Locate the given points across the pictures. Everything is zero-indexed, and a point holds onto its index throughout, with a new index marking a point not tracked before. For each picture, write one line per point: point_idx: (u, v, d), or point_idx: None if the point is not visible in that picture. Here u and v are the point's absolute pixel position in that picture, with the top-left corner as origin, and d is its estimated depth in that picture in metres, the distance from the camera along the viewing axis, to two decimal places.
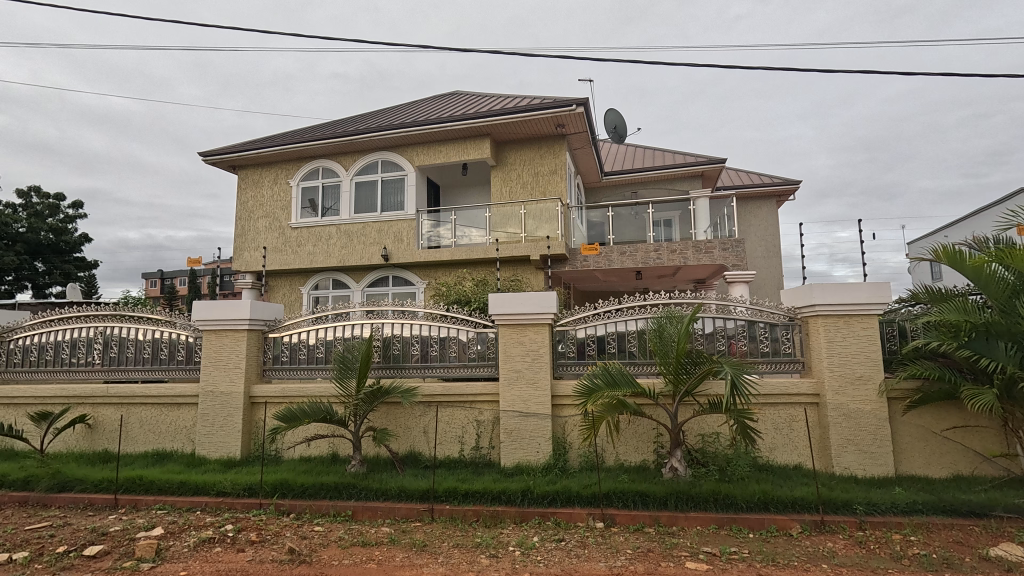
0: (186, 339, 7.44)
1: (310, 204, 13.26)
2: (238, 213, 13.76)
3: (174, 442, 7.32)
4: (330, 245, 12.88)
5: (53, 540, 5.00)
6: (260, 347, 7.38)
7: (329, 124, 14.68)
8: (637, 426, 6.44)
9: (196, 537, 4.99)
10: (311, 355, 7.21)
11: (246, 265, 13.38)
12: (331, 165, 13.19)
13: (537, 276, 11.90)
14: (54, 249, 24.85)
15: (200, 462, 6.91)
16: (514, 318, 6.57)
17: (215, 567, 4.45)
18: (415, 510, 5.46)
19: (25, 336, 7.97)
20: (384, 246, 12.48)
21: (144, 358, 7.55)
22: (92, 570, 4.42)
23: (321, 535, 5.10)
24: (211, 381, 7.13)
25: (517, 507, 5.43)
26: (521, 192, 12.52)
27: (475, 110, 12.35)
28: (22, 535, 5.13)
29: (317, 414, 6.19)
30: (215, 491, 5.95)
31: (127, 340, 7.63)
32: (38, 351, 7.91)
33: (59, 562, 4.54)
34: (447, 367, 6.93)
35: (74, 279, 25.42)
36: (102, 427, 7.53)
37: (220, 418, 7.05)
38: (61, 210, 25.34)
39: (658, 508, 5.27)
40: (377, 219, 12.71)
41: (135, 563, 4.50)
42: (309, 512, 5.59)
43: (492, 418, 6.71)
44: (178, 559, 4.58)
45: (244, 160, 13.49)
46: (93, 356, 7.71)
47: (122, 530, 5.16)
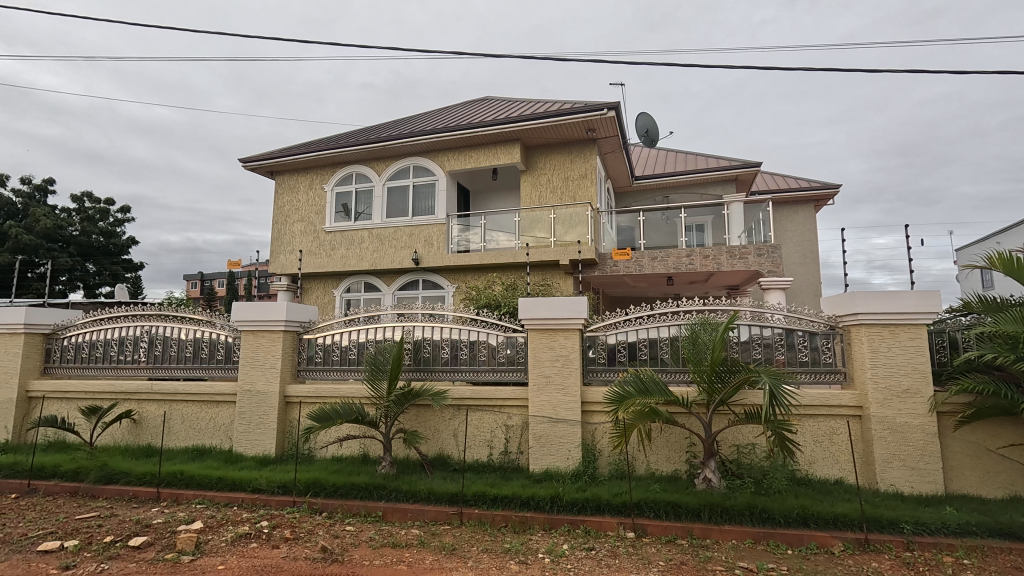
0: (225, 339, 7.70)
1: (343, 209, 13.55)
2: (275, 217, 14.16)
3: (213, 439, 7.55)
4: (363, 249, 13.15)
5: (100, 530, 5.21)
6: (295, 348, 7.55)
7: (363, 130, 15.02)
8: (669, 435, 6.32)
9: (233, 532, 5.13)
10: (343, 356, 7.35)
11: (281, 267, 13.74)
12: (364, 171, 13.44)
13: (566, 281, 11.84)
14: (104, 252, 26.12)
15: (237, 459, 7.10)
16: (544, 323, 6.54)
17: (251, 562, 4.55)
18: (444, 513, 5.48)
19: (77, 333, 8.38)
20: (415, 250, 12.67)
21: (186, 357, 7.84)
22: (137, 560, 4.58)
23: (352, 534, 5.17)
24: (249, 380, 7.34)
25: (546, 514, 5.38)
26: (552, 197, 12.49)
27: (506, 115, 12.40)
28: (71, 524, 5.37)
29: (349, 415, 6.30)
30: (251, 487, 6.13)
31: (170, 339, 7.94)
32: (89, 348, 8.29)
33: (106, 552, 4.72)
34: (476, 372, 6.96)
35: (122, 280, 26.71)
36: (147, 423, 7.84)
37: (256, 417, 7.25)
38: (111, 214, 26.68)
39: (691, 520, 5.14)
40: (408, 223, 12.90)
41: (176, 554, 4.65)
42: (341, 511, 5.68)
43: (521, 423, 6.68)
44: (216, 553, 4.71)
45: (282, 166, 13.90)
46: (139, 354, 8.05)
47: (163, 522, 5.35)
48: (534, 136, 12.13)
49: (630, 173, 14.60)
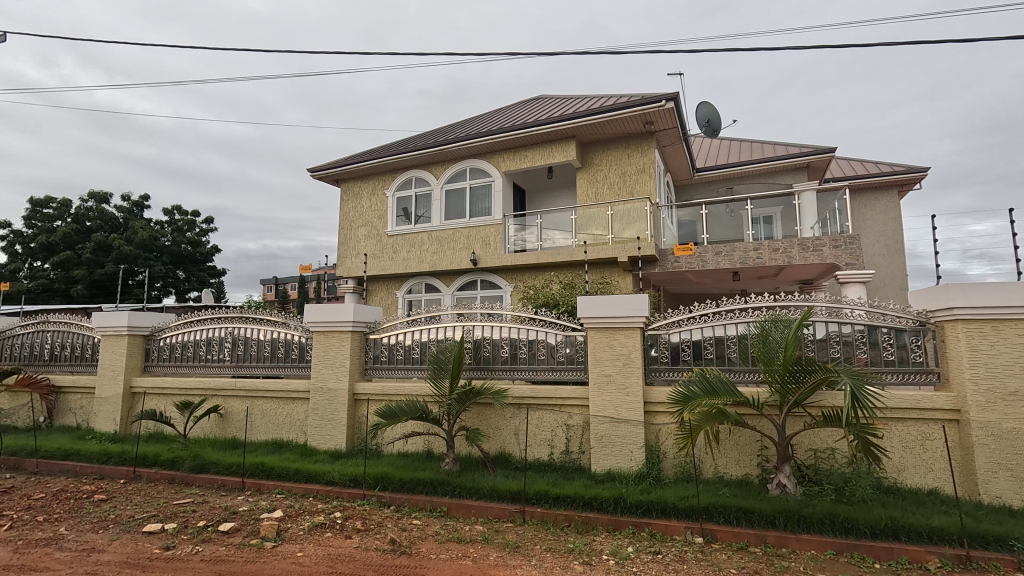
0: (299, 338, 8.18)
1: (404, 213, 13.99)
2: (341, 223, 14.85)
3: (290, 433, 8.04)
4: (423, 251, 13.53)
5: (194, 515, 5.68)
6: (362, 347, 7.89)
7: (421, 135, 15.44)
8: (738, 437, 6.04)
9: (310, 522, 5.43)
10: (407, 355, 7.60)
11: (348, 271, 14.39)
12: (422, 175, 13.81)
13: (625, 279, 11.61)
14: (192, 260, 28.52)
15: (312, 452, 7.52)
16: (604, 322, 6.45)
17: (327, 550, 4.81)
18: (507, 511, 5.53)
19: (171, 334, 9.18)
20: (473, 251, 12.88)
21: (265, 356, 8.40)
22: (226, 543, 4.95)
23: (419, 528, 5.33)
24: (320, 378, 7.74)
25: (610, 515, 5.30)
26: (609, 194, 12.30)
27: (561, 112, 12.32)
28: (171, 508, 5.90)
29: (414, 412, 6.50)
30: (325, 479, 6.46)
31: (250, 339, 8.53)
32: (181, 348, 9.07)
33: (201, 535, 5.14)
34: (535, 371, 6.98)
35: (208, 286, 29.05)
36: (232, 418, 8.46)
37: (328, 413, 7.64)
38: (198, 225, 29.08)
39: (765, 527, 4.89)
40: (466, 225, 13.13)
41: (260, 540, 4.99)
42: (408, 505, 5.88)
43: (582, 423, 6.62)
44: (296, 541, 5.01)
45: (346, 174, 14.55)
46: (224, 353, 8.71)
47: (249, 510, 5.76)
48: (589, 132, 11.98)
49: (690, 165, 14.11)
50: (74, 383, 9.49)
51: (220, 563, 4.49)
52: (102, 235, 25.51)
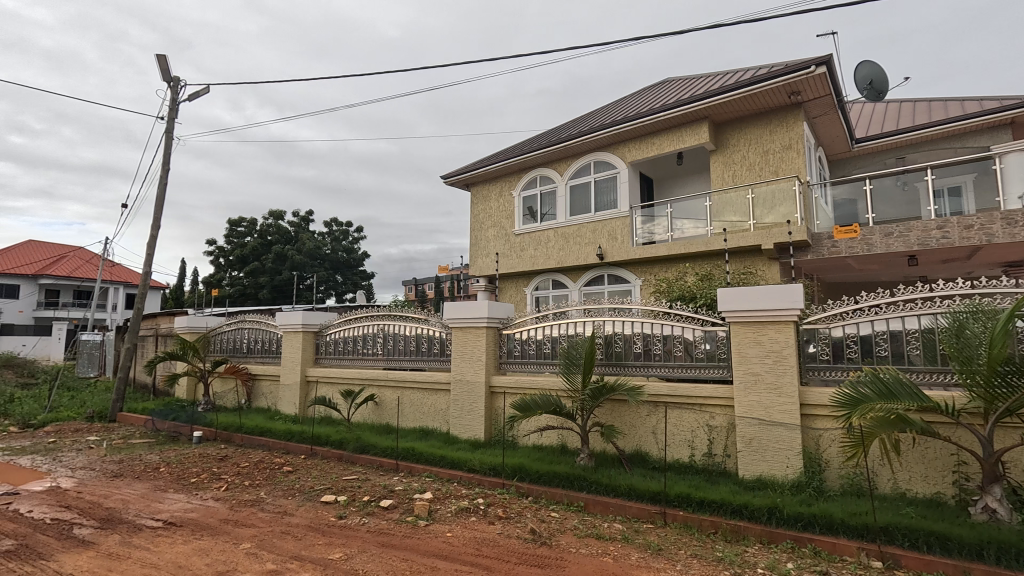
0: (439, 334, 8.84)
1: (530, 211, 14.29)
2: (472, 225, 15.64)
3: (434, 422, 8.68)
4: (549, 248, 13.68)
5: (360, 490, 6.41)
6: (497, 342, 8.23)
7: (545, 134, 15.63)
8: (926, 449, 5.13)
9: (457, 505, 5.81)
10: (539, 350, 7.77)
11: (479, 270, 15.11)
12: (547, 173, 13.96)
13: (771, 268, 10.56)
14: (347, 266, 32.29)
15: (454, 440, 8.03)
16: (749, 316, 5.93)
17: (474, 534, 5.10)
18: (647, 511, 5.36)
19: (335, 331, 10.48)
20: (600, 245, 12.70)
21: (411, 350, 9.21)
22: (387, 518, 5.50)
23: (558, 520, 5.41)
24: (460, 371, 8.23)
25: (763, 526, 4.86)
26: (748, 176, 11.28)
27: (691, 94, 11.58)
28: (341, 483, 6.72)
29: (548, 406, 6.60)
30: (468, 467, 6.86)
31: (398, 335, 9.42)
32: (343, 343, 10.31)
33: (366, 508, 5.77)
34: (672, 367, 6.68)
35: (360, 288, 32.65)
36: (386, 405, 9.35)
37: (468, 404, 8.10)
38: (351, 234, 32.82)
39: (968, 559, 4.09)
40: (592, 220, 12.99)
41: (415, 518, 5.46)
42: (545, 497, 6.00)
43: (726, 424, 6.15)
44: (446, 522, 5.39)
45: (475, 178, 15.28)
46: (377, 348, 9.72)
47: (404, 490, 6.34)
48: (724, 111, 11.09)
49: (849, 136, 12.33)
50: (265, 372, 11.28)
51: (383, 535, 5.01)
52: (279, 247, 30.04)
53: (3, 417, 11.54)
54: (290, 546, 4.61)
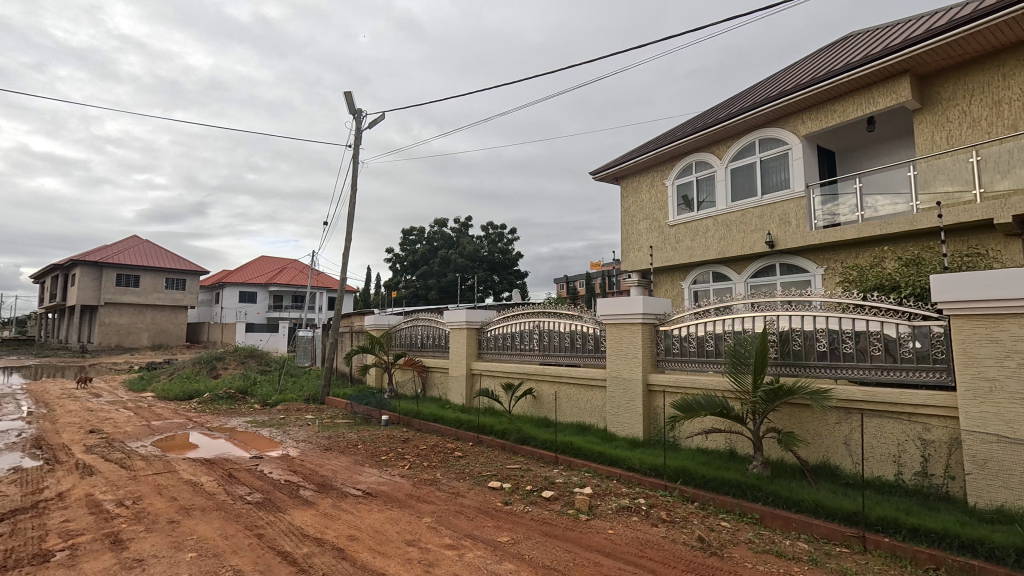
0: (593, 331, 8.87)
1: (685, 201, 13.45)
2: (623, 219, 15.27)
3: (591, 418, 8.69)
4: (709, 238, 12.70)
5: (522, 479, 6.71)
6: (653, 339, 7.93)
7: (699, 117, 14.58)
8: None
9: (617, 503, 5.75)
10: (702, 347, 7.29)
11: (632, 265, 14.70)
12: (703, 157, 12.99)
13: (1010, 246, 8.52)
14: (503, 266, 34.09)
15: (612, 438, 7.93)
16: (978, 308, 4.80)
17: (636, 534, 4.99)
18: (840, 533, 4.67)
19: (494, 328, 11.15)
20: (769, 232, 11.43)
21: (566, 346, 9.39)
22: (549, 508, 5.66)
23: (728, 531, 5.00)
24: (615, 368, 8.10)
25: (1010, 570, 3.88)
26: (969, 135, 9.15)
27: (884, 45, 9.77)
28: (506, 471, 7.11)
29: (713, 407, 6.12)
30: (627, 465, 6.73)
31: (553, 331, 9.69)
32: (502, 339, 10.91)
33: (529, 497, 6.00)
34: (868, 369, 5.75)
35: (516, 287, 34.21)
36: (544, 399, 9.61)
37: (625, 402, 7.93)
38: (506, 236, 34.54)
39: None
40: (758, 204, 11.76)
41: (576, 511, 5.53)
42: (713, 504, 5.60)
43: (949, 439, 5.03)
44: (606, 518, 5.36)
45: (625, 171, 14.89)
46: (534, 344, 10.11)
47: (564, 483, 6.46)
48: (932, 60, 9.13)
49: None
50: (436, 365, 12.47)
51: (546, 524, 5.17)
52: (444, 252, 32.94)
53: (251, 396, 14.65)
54: (463, 525, 5.03)
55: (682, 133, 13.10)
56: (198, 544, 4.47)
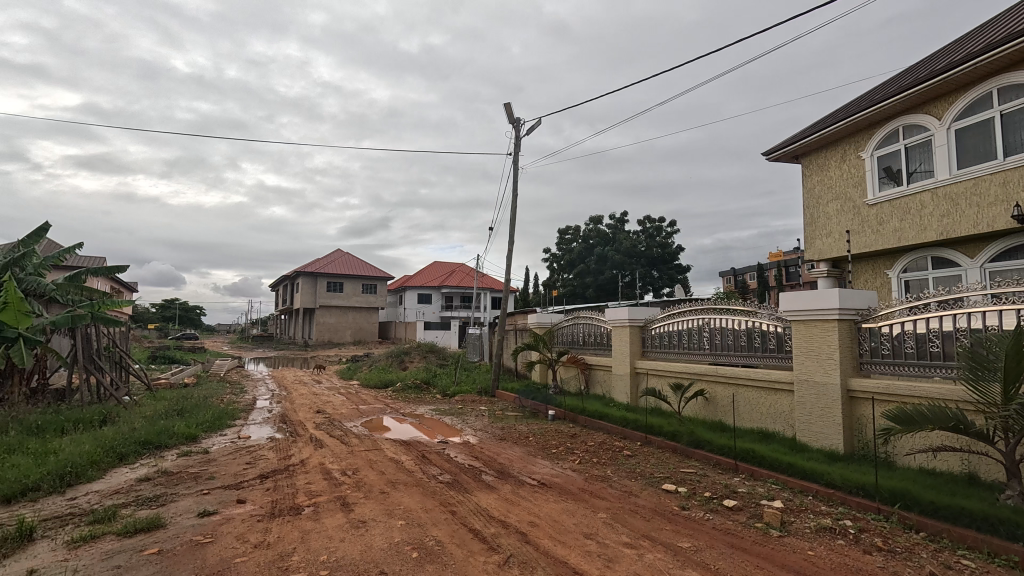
0: (775, 329, 8.01)
1: (888, 174, 11.35)
2: (805, 201, 13.47)
3: (776, 424, 7.85)
4: (924, 217, 10.55)
5: (699, 485, 6.35)
6: (854, 338, 6.88)
7: (906, 72, 12.15)
8: None
9: (816, 522, 5.10)
10: (923, 349, 6.14)
11: (820, 253, 12.92)
12: (913, 120, 10.74)
13: None
14: (663, 260, 32.68)
15: (803, 448, 7.07)
16: None
17: (843, 559, 4.37)
18: None
19: (658, 325, 10.73)
20: (1017, 204, 9.00)
21: (742, 345, 8.64)
22: (733, 518, 5.26)
23: (974, 573, 4.10)
24: (805, 370, 7.18)
25: None
26: None
27: None
28: (680, 474, 6.81)
29: (942, 420, 5.03)
30: (825, 481, 5.94)
31: (726, 329, 9.01)
32: (668, 337, 10.45)
33: (708, 504, 5.67)
34: None
35: (678, 282, 32.55)
36: (719, 401, 8.93)
37: (818, 409, 6.99)
38: (665, 229, 33.03)
39: None
40: (998, 170, 9.29)
41: (765, 525, 5.05)
42: (949, 538, 4.64)
43: None
44: (803, 537, 4.79)
45: (807, 147, 13.03)
46: (704, 343, 9.50)
47: (748, 493, 5.96)
48: None
49: None
50: (599, 362, 12.48)
51: (732, 535, 4.82)
52: (601, 249, 32.78)
53: (433, 387, 16.39)
54: (640, 525, 4.97)
55: (883, 95, 11.07)
56: (405, 513, 5.17)
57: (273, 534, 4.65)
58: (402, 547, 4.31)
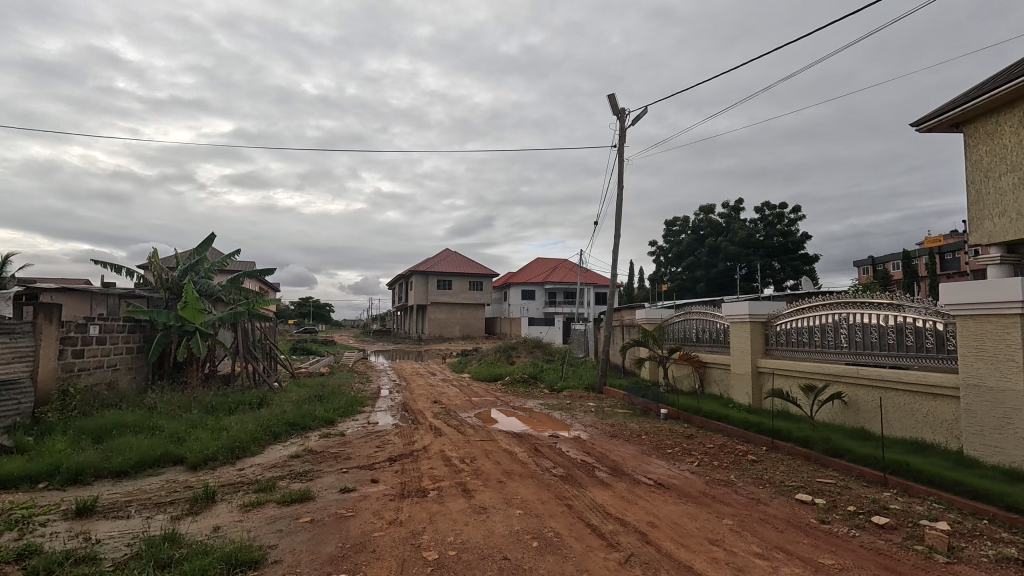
0: (934, 325, 6.96)
1: None
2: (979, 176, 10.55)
3: (935, 435, 6.82)
4: None
5: (841, 497, 5.73)
6: None
7: None
8: None
9: (996, 551, 4.36)
10: None
11: None
12: None
13: None
14: (785, 250, 29.82)
15: (973, 464, 6.07)
16: None
17: None
18: None
19: (786, 321, 9.81)
20: None
21: (890, 344, 7.63)
22: (885, 538, 4.67)
23: None
24: (974, 374, 6.15)
25: None
26: None
27: None
28: (816, 484, 6.20)
29: None
30: (1005, 503, 5.05)
31: (870, 325, 8.00)
32: (797, 334, 9.52)
33: (853, 520, 5.09)
34: None
35: (804, 274, 29.58)
36: (861, 406, 7.94)
37: (993, 419, 5.95)
38: (787, 217, 30.07)
39: None
40: None
41: (927, 549, 4.41)
42: None
43: None
44: (980, 568, 4.11)
45: (982, 106, 9.26)
46: (841, 340, 8.53)
47: (903, 511, 5.26)
48: None
49: None
50: (715, 361, 11.75)
51: (884, 557, 4.29)
52: (713, 240, 30.82)
53: (540, 381, 16.62)
54: (771, 535, 4.61)
55: None
56: (522, 503, 5.31)
57: (404, 513, 5.05)
58: (522, 535, 4.44)
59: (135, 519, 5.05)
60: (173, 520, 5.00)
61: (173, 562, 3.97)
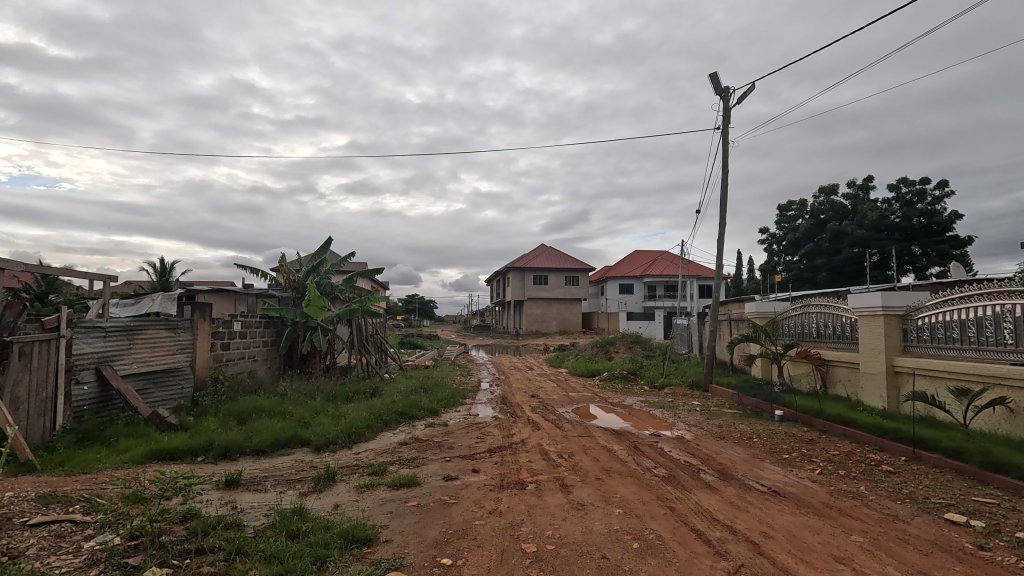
0: None
1: None
2: None
3: None
4: None
5: (1006, 521, 4.86)
6: None
7: None
8: None
9: None
10: None
11: None
12: None
13: None
14: (928, 232, 25.75)
15: None
16: None
17: None
18: None
19: (928, 314, 8.51)
20: None
21: None
22: None
23: None
24: None
25: None
26: None
27: None
28: (972, 504, 5.32)
29: None
30: None
31: None
32: (943, 329, 8.22)
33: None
34: None
35: (953, 258, 25.52)
36: None
37: None
38: (929, 194, 26.09)
39: None
40: None
41: None
42: None
43: None
44: None
45: None
46: (1005, 337, 7.22)
47: None
48: None
49: None
50: (840, 358, 10.56)
51: None
52: (835, 224, 27.74)
53: (640, 378, 16.12)
54: (913, 558, 4.05)
55: None
56: (622, 503, 5.18)
57: (503, 504, 5.16)
58: (622, 535, 4.34)
59: (270, 493, 5.72)
60: (301, 496, 5.59)
61: (301, 533, 4.44)
